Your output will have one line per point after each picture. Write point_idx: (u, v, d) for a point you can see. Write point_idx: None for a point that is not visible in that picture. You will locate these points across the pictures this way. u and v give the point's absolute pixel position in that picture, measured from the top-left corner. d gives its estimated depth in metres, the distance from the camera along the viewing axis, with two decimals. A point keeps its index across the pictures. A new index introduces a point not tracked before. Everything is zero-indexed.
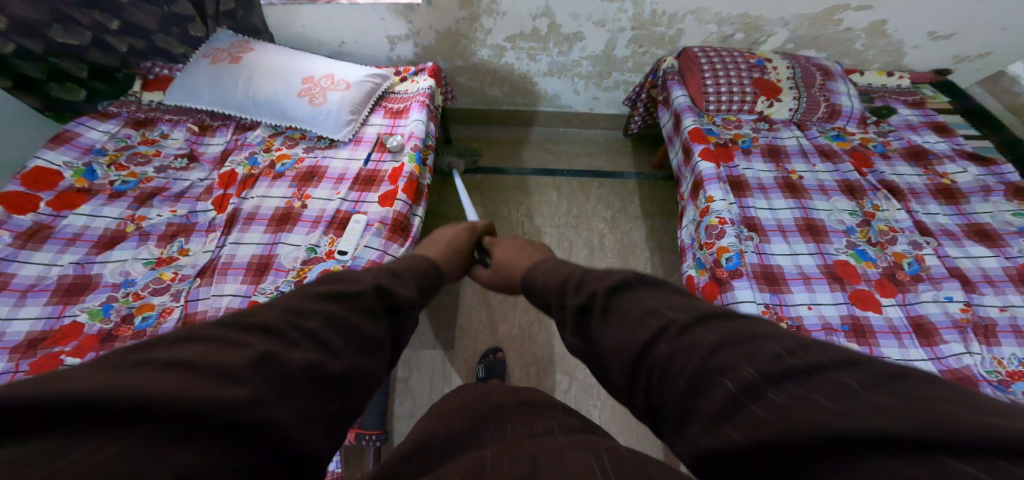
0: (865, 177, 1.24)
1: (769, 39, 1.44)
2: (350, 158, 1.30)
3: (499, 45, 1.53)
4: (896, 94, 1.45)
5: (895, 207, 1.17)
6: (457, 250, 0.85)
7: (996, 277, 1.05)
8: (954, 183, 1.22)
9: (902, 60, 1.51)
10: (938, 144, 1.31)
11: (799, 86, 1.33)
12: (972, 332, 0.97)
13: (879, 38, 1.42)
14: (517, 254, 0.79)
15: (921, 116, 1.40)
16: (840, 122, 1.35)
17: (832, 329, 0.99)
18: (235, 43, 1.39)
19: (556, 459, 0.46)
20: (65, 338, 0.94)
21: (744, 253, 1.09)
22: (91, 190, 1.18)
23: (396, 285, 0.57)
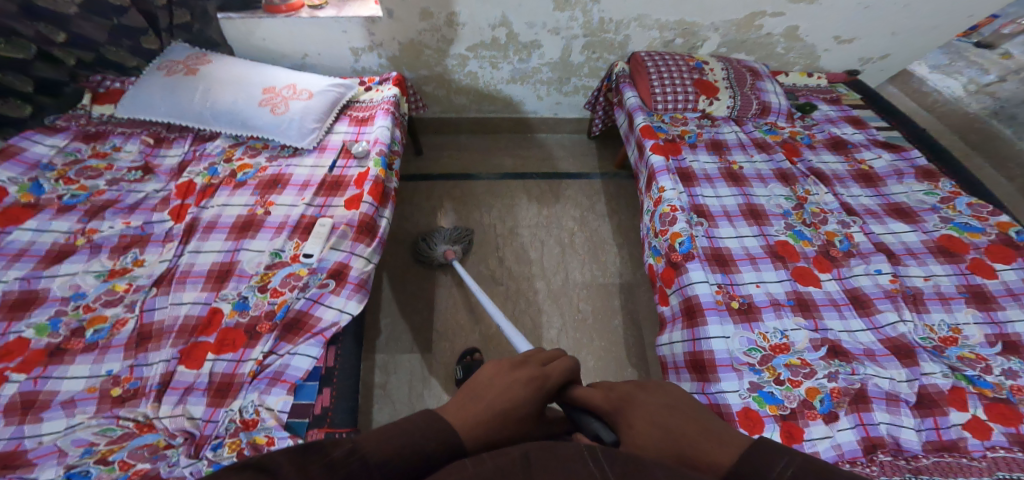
0: (796, 165, 1.36)
1: (705, 43, 1.57)
2: (315, 165, 1.31)
3: (462, 54, 1.59)
4: (816, 93, 1.60)
5: (824, 191, 1.29)
6: (510, 413, 0.64)
7: (918, 249, 1.17)
8: (872, 169, 1.36)
9: (818, 62, 1.67)
10: (854, 136, 1.46)
11: (733, 86, 1.45)
12: (902, 300, 1.07)
13: (797, 41, 1.57)
14: (661, 424, 0.66)
15: (839, 112, 1.55)
16: (772, 117, 1.47)
17: (779, 304, 1.07)
18: (192, 55, 1.39)
19: (547, 458, 0.51)
20: (10, 355, 0.91)
21: (695, 238, 1.17)
22: (38, 205, 1.15)
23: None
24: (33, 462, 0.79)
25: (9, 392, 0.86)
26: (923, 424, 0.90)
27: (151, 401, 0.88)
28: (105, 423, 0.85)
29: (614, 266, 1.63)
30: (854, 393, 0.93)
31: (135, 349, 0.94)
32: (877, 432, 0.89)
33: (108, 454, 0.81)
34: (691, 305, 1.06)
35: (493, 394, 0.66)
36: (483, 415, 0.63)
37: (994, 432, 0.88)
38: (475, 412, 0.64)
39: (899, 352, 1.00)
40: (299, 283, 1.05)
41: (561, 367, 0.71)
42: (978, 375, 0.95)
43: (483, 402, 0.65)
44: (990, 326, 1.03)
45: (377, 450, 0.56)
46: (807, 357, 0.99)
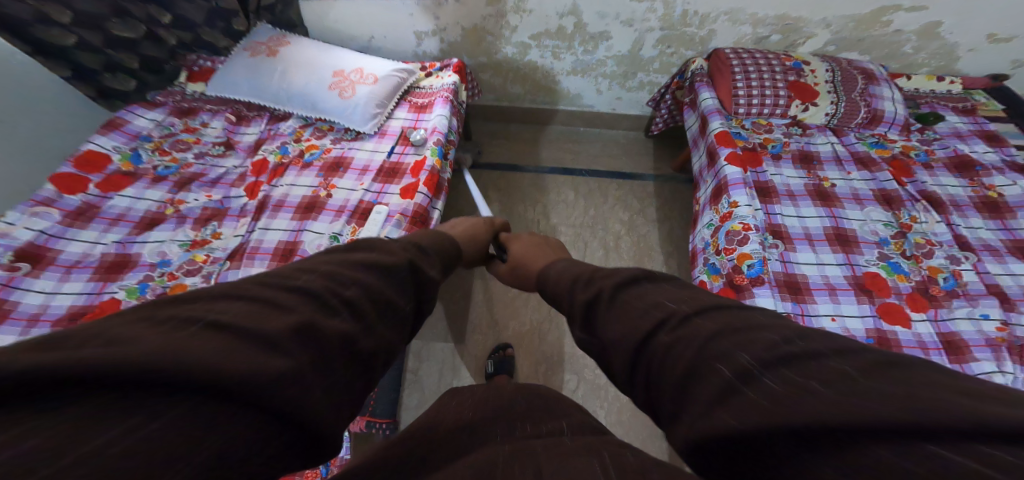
0: (904, 187, 1.19)
1: (808, 41, 1.40)
2: (374, 149, 1.31)
3: (524, 43, 1.53)
4: (944, 100, 1.40)
5: (935, 219, 1.13)
6: (474, 237, 0.94)
7: None
8: (1001, 196, 1.17)
9: (955, 64, 1.45)
10: (987, 156, 1.26)
11: (838, 91, 1.29)
12: (1007, 351, 0.92)
13: (932, 40, 1.37)
14: (530, 249, 0.89)
15: (971, 125, 1.34)
16: (881, 128, 1.31)
17: (854, 340, 0.95)
18: (273, 36, 1.41)
19: (559, 465, 0.45)
20: (102, 315, 0.98)
21: (767, 261, 1.06)
22: (136, 174, 1.22)
23: (425, 264, 0.63)
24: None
25: None
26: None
27: None
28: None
29: (661, 276, 1.54)
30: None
31: None
32: None
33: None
34: None
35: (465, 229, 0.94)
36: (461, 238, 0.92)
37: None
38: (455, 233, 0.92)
39: None
40: None
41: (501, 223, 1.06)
42: None
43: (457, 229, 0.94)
44: None
45: (432, 242, 0.70)
46: None
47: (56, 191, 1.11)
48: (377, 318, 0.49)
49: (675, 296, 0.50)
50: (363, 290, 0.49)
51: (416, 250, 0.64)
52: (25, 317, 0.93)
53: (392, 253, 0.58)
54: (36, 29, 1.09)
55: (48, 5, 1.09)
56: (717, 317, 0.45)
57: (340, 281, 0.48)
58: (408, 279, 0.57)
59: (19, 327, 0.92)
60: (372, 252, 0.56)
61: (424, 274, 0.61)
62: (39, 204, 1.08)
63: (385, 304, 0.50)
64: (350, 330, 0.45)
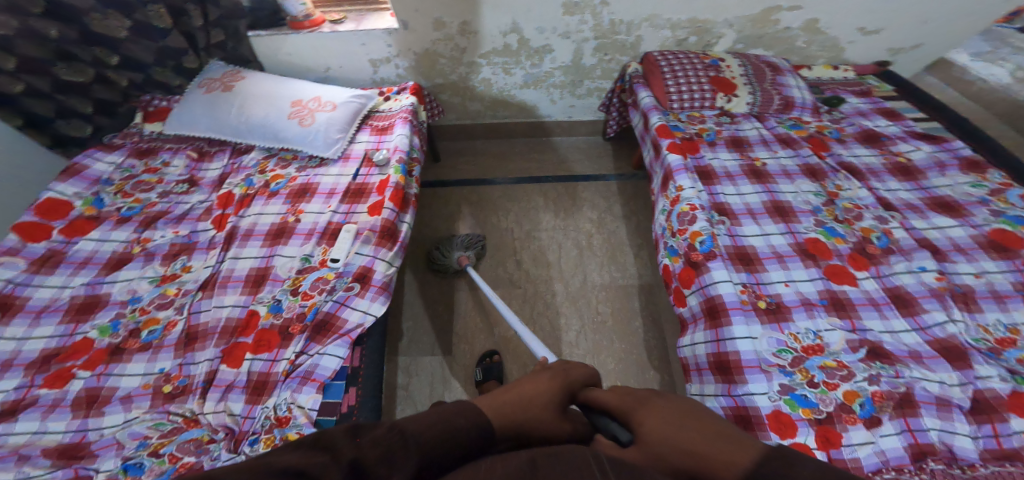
0: (825, 160, 1.31)
1: (720, 40, 1.53)
2: (340, 174, 1.36)
3: (474, 62, 1.62)
4: (844, 86, 1.54)
5: (857, 186, 1.24)
6: (534, 400, 0.68)
7: (966, 245, 1.11)
8: (910, 161, 1.30)
9: (842, 55, 1.60)
10: (890, 128, 1.39)
11: (752, 82, 1.41)
12: (951, 298, 1.02)
13: (817, 35, 1.51)
14: (680, 429, 0.62)
15: (869, 104, 1.48)
16: (796, 112, 1.43)
17: (811, 304, 1.04)
18: (228, 72, 1.46)
19: (552, 460, 0.53)
20: (77, 354, 0.99)
21: (716, 236, 1.15)
22: (100, 217, 1.25)
23: (383, 464, 0.55)
24: (95, 453, 0.86)
25: (76, 388, 0.94)
26: (980, 431, 0.86)
27: (197, 397, 0.94)
28: (158, 417, 0.91)
29: (633, 268, 1.62)
30: (899, 397, 0.89)
31: (183, 348, 1.01)
32: (927, 439, 0.85)
33: (160, 447, 0.87)
34: (713, 305, 1.04)
35: (529, 394, 0.68)
36: (516, 410, 0.67)
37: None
38: (504, 400, 0.67)
39: (949, 354, 0.95)
40: (327, 287, 1.09)
41: (583, 371, 0.76)
42: None
43: (511, 391, 0.69)
44: None
45: (417, 427, 0.60)
46: (843, 359, 0.95)
47: (20, 241, 1.14)
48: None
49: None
50: None
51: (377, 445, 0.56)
52: None
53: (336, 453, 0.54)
54: None
55: None
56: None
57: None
58: None
59: None
60: (310, 454, 0.54)
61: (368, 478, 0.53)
62: (4, 255, 1.11)
63: None
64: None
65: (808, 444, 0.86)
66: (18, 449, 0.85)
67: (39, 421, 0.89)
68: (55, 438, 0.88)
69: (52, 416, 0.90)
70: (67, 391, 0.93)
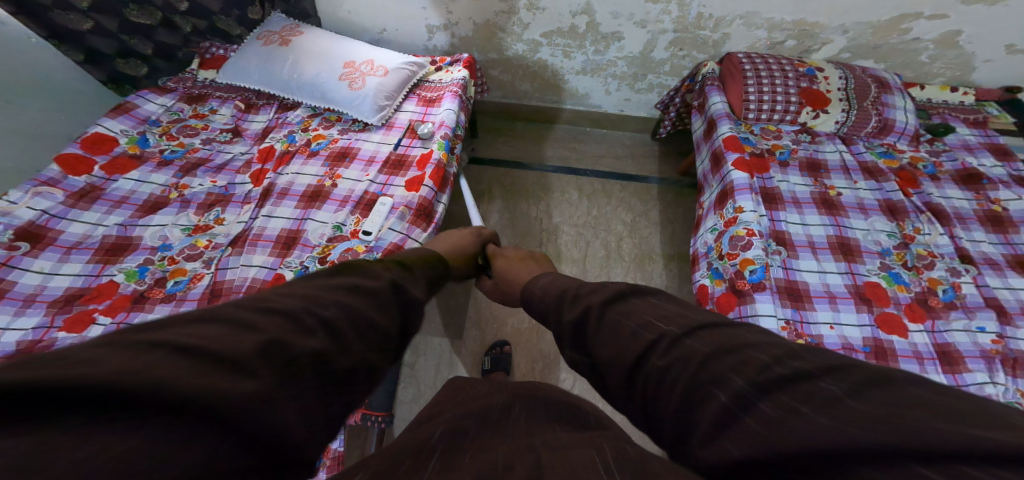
0: (909, 198, 1.20)
1: (824, 46, 1.41)
2: (381, 141, 1.31)
3: (535, 40, 1.53)
4: (957, 111, 1.41)
5: (938, 231, 1.13)
6: (462, 250, 0.99)
7: None
8: (1005, 210, 1.17)
9: (970, 75, 1.45)
10: (994, 169, 1.26)
11: (850, 99, 1.29)
12: (1000, 363, 0.93)
13: (952, 49, 1.36)
14: (518, 267, 0.94)
15: (980, 137, 1.35)
16: (891, 138, 1.31)
17: (852, 349, 0.96)
18: (287, 26, 1.40)
19: (558, 460, 0.45)
20: (100, 297, 0.98)
21: (769, 267, 1.06)
22: (143, 157, 1.23)
23: (411, 284, 0.64)
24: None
25: (96, 333, 0.92)
26: None
27: None
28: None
29: (661, 278, 1.55)
30: None
31: (206, 304, 0.99)
32: None
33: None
34: None
35: (454, 242, 0.99)
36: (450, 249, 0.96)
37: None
38: (445, 246, 0.97)
39: None
40: (355, 259, 1.05)
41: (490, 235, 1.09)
42: None
43: (446, 240, 0.99)
44: None
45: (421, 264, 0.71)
46: None
47: (61, 172, 1.12)
48: (357, 333, 0.49)
49: (661, 312, 0.53)
50: (338, 311, 0.49)
51: (400, 272, 0.64)
52: (20, 297, 0.95)
53: (374, 277, 0.58)
54: (54, 13, 1.15)
55: None
56: (706, 337, 0.48)
57: (319, 304, 0.49)
58: (393, 303, 0.57)
59: (14, 306, 0.93)
60: (352, 277, 0.56)
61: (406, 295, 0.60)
62: (43, 185, 1.09)
63: (363, 323, 0.50)
64: (323, 349, 0.45)
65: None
66: None
67: None
68: None
69: None
70: (85, 336, 0.92)
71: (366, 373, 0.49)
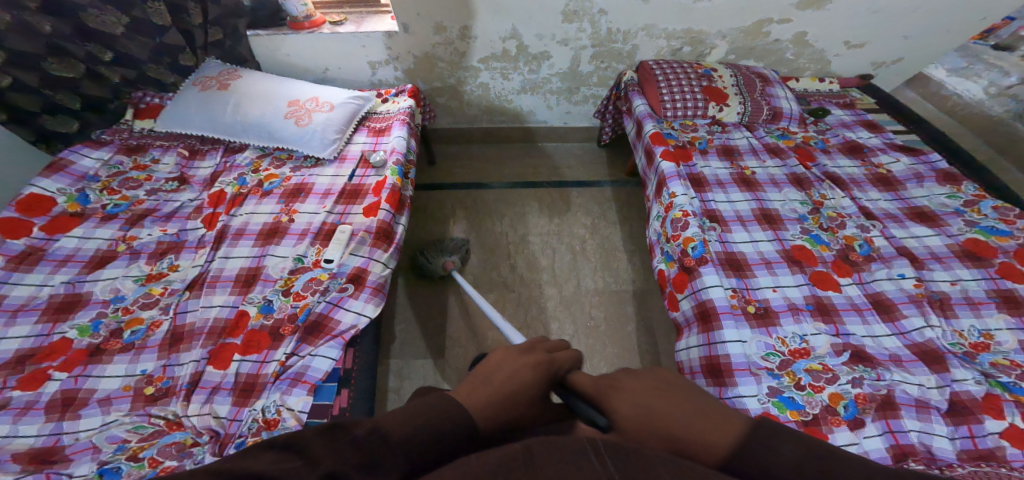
0: (810, 170, 1.35)
1: (713, 51, 1.58)
2: (335, 174, 1.36)
3: (474, 66, 1.64)
4: (828, 98, 1.60)
5: (840, 195, 1.28)
6: (521, 396, 0.65)
7: (943, 253, 1.15)
8: (890, 172, 1.34)
9: (828, 67, 1.66)
10: (871, 139, 1.44)
11: (743, 92, 1.46)
12: (928, 304, 1.05)
13: (805, 47, 1.57)
14: (656, 409, 0.63)
15: (852, 116, 1.53)
16: (784, 122, 1.47)
17: (798, 308, 1.06)
18: (224, 71, 1.45)
19: (549, 448, 0.51)
20: (53, 354, 0.97)
21: (708, 242, 1.17)
22: (84, 214, 1.22)
23: (366, 472, 0.55)
24: (70, 458, 0.83)
25: (52, 389, 0.91)
26: (958, 432, 0.88)
27: (181, 399, 0.91)
28: (137, 420, 0.89)
29: (626, 274, 1.64)
30: (880, 400, 0.91)
31: (168, 349, 0.99)
32: (907, 440, 0.87)
33: (138, 451, 0.84)
34: (705, 309, 1.06)
35: (506, 379, 0.66)
36: (492, 397, 0.65)
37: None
38: (485, 393, 0.65)
39: (928, 358, 0.98)
40: (320, 287, 1.08)
41: (566, 355, 0.73)
42: (1014, 381, 0.93)
43: (492, 384, 0.66)
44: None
45: (398, 429, 0.59)
46: (829, 363, 0.98)
47: None
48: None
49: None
50: None
51: (368, 446, 0.57)
52: None
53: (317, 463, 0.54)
54: None
55: None
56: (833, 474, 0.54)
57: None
58: None
59: None
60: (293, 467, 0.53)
61: None
62: None
63: None
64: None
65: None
66: None
67: (10, 423, 0.86)
68: (27, 442, 0.84)
69: (23, 419, 0.87)
70: (41, 393, 0.91)
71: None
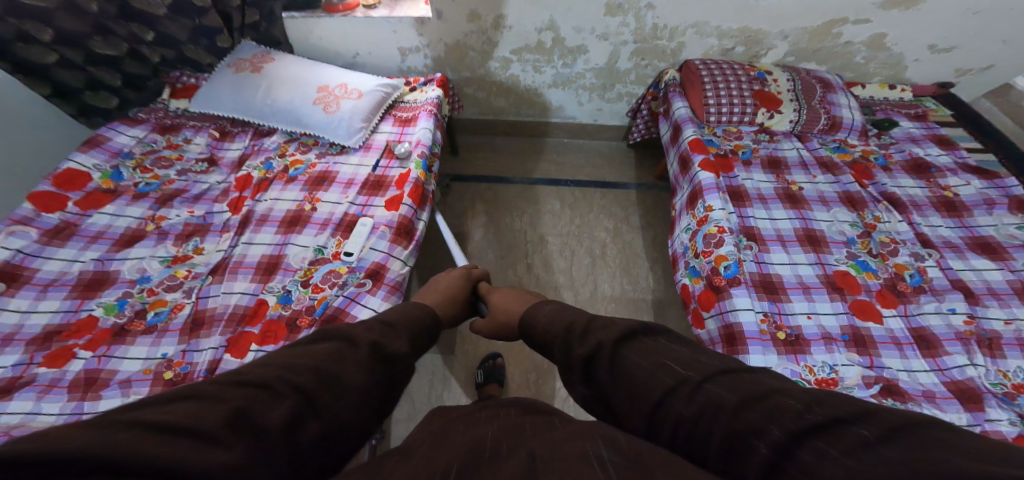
0: (866, 189, 1.25)
1: (769, 52, 1.48)
2: (360, 163, 1.33)
3: (506, 57, 1.58)
4: (897, 107, 1.49)
5: (897, 219, 1.18)
6: (453, 297, 0.91)
7: (1000, 290, 1.05)
8: (957, 195, 1.23)
9: (904, 73, 1.54)
10: (941, 158, 1.33)
11: (798, 99, 1.36)
12: (975, 344, 0.96)
13: (880, 51, 1.45)
14: (511, 299, 0.86)
15: (924, 129, 1.42)
16: (842, 134, 1.37)
17: (831, 339, 0.99)
18: (258, 53, 1.43)
19: (553, 454, 0.47)
20: (81, 332, 0.98)
21: (742, 262, 1.09)
22: (117, 191, 1.23)
23: (390, 340, 0.63)
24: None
25: (76, 368, 0.92)
26: None
27: None
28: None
29: (647, 281, 1.58)
30: None
31: (188, 334, 0.99)
32: None
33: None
34: (731, 332, 1.00)
35: (442, 288, 0.92)
36: (437, 301, 0.88)
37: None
38: (432, 298, 0.88)
39: (963, 396, 0.90)
40: (339, 280, 1.06)
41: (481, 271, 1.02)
42: None
43: (436, 292, 0.90)
44: None
45: (399, 318, 0.68)
46: (856, 394, 0.90)
47: (34, 210, 1.13)
48: (332, 397, 0.53)
49: (680, 355, 0.56)
50: (308, 375, 0.53)
51: (383, 327, 0.64)
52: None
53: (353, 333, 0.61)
54: (18, 46, 1.17)
55: (29, 23, 1.15)
56: (725, 382, 0.52)
57: (295, 372, 0.53)
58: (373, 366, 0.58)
59: None
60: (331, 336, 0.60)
61: (387, 351, 0.61)
62: (16, 223, 1.09)
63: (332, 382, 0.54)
64: (292, 416, 0.50)
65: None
66: (10, 430, 0.82)
67: (33, 401, 0.86)
68: (48, 420, 0.85)
69: (47, 397, 0.87)
70: (66, 371, 0.92)
71: (339, 433, 0.53)
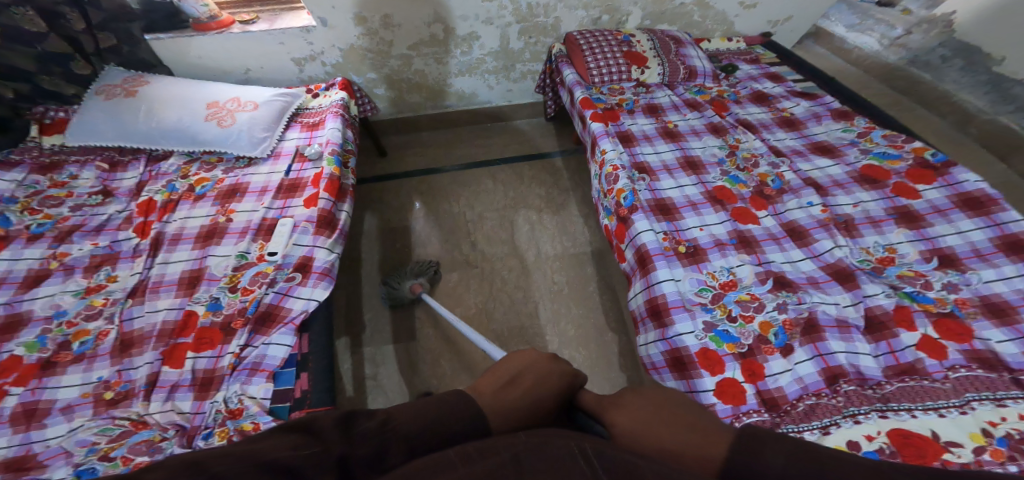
0: (725, 119, 1.46)
1: (629, 18, 1.64)
2: (271, 171, 1.37)
3: (405, 54, 1.65)
4: (737, 55, 1.70)
5: (752, 138, 1.38)
6: (540, 404, 0.67)
7: (843, 180, 1.26)
8: (793, 115, 1.47)
9: (733, 27, 1.78)
10: (775, 89, 1.56)
11: (660, 55, 1.54)
12: (834, 227, 1.15)
13: (708, 9, 1.67)
14: (649, 424, 0.67)
15: (759, 70, 1.65)
16: (700, 80, 1.56)
17: (723, 244, 1.15)
18: (128, 78, 1.43)
19: None
20: (4, 372, 0.96)
21: (637, 192, 1.24)
22: (8, 237, 1.18)
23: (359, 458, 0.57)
24: (44, 463, 0.86)
25: (10, 404, 0.92)
26: (880, 349, 0.95)
27: (141, 399, 0.94)
28: (103, 423, 0.91)
29: (585, 236, 1.71)
30: (804, 324, 0.99)
31: (119, 355, 1.01)
32: (835, 362, 0.94)
33: (110, 451, 0.87)
34: (641, 254, 1.13)
35: (528, 383, 0.68)
36: (518, 402, 0.66)
37: (949, 350, 0.93)
38: (512, 398, 0.67)
39: (841, 277, 1.07)
40: (266, 279, 1.12)
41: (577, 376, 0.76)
42: (919, 292, 1.02)
43: (519, 388, 0.68)
44: (922, 243, 1.11)
45: (410, 420, 0.62)
46: (755, 292, 1.06)
47: None
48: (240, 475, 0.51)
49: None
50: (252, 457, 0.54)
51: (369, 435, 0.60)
52: None
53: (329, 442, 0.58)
54: None
55: None
56: None
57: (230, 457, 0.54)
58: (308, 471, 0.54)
59: None
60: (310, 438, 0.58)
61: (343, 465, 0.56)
62: None
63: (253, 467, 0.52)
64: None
65: (736, 378, 0.94)
66: None
67: None
68: None
69: None
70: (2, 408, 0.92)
71: None
